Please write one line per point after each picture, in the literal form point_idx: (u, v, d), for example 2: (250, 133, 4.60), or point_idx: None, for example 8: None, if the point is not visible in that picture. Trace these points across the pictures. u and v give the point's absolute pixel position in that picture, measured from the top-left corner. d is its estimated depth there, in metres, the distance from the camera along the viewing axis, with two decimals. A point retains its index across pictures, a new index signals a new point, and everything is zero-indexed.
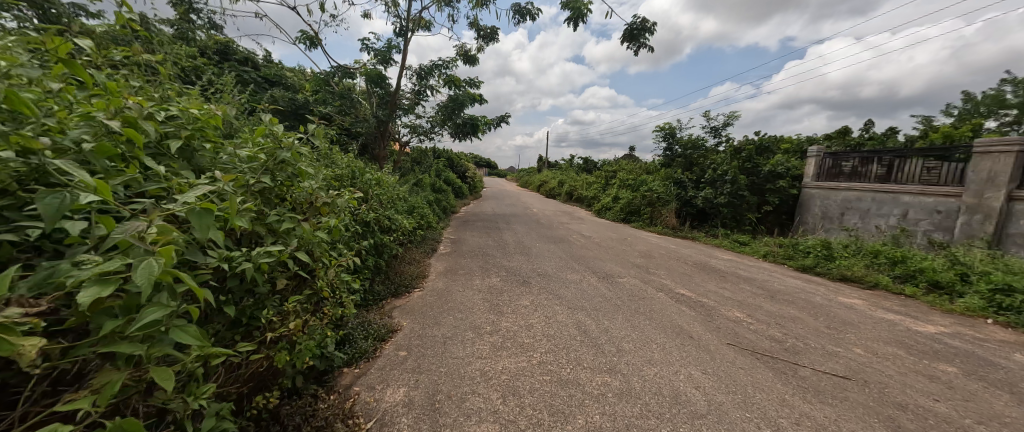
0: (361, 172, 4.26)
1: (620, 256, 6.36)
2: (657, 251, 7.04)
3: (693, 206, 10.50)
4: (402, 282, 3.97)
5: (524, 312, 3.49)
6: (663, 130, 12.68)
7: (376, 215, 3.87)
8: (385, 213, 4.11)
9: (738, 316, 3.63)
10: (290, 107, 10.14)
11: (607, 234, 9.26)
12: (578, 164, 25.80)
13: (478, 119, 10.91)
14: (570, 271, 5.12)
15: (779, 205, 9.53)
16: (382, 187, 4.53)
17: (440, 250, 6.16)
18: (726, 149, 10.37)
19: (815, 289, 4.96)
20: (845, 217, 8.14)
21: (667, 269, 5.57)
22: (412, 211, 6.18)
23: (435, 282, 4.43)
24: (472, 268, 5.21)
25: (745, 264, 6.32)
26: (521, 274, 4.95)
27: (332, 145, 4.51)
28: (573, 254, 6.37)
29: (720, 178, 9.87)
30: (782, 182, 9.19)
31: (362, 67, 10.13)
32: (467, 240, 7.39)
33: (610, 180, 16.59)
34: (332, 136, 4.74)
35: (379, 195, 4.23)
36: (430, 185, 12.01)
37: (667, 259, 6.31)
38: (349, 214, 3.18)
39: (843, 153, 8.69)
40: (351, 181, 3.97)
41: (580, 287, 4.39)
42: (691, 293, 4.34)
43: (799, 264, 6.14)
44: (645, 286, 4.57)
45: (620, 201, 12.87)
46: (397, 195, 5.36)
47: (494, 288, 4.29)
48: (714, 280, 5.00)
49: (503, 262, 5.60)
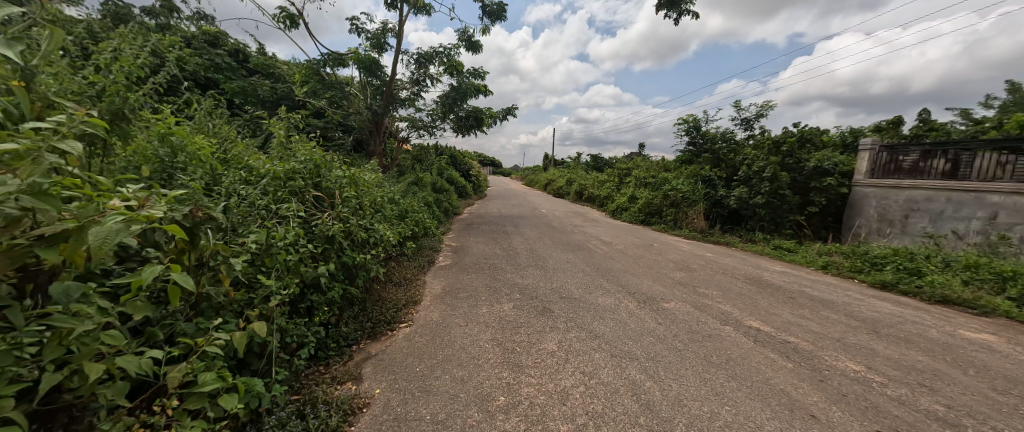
0: (330, 167, 3.23)
1: (656, 269, 5.29)
2: (694, 262, 5.97)
3: (725, 207, 9.39)
4: (383, 317, 2.94)
5: (553, 367, 2.45)
6: (686, 123, 11.58)
7: (344, 226, 2.83)
8: (361, 222, 3.09)
9: (855, 370, 2.55)
10: (276, 98, 9.20)
11: (630, 239, 8.18)
12: (587, 161, 24.70)
13: (482, 111, 9.90)
14: (600, 293, 4.07)
15: (825, 206, 8.40)
16: (359, 189, 3.50)
17: (439, 264, 5.13)
18: (761, 143, 9.26)
19: (918, 316, 3.86)
20: (910, 220, 7.01)
21: (718, 288, 4.49)
22: (404, 218, 5.15)
23: (429, 311, 3.39)
24: (477, 288, 4.20)
25: (807, 280, 5.22)
26: (539, 297, 3.91)
27: (294, 134, 3.49)
28: (598, 267, 5.32)
29: (756, 176, 8.76)
30: (828, 179, 8.07)
31: (353, 53, 9.13)
32: (471, 248, 6.35)
33: (624, 178, 15.51)
34: (298, 123, 3.71)
35: (354, 198, 3.22)
36: (431, 184, 10.99)
37: (713, 274, 5.22)
38: (288, 230, 2.19)
39: (901, 145, 7.57)
40: (314, 179, 2.97)
41: (619, 319, 3.33)
42: (767, 327, 3.26)
43: (877, 279, 5.02)
44: (701, 315, 3.51)
45: (638, 201, 11.77)
46: (383, 197, 4.34)
47: (506, 320, 3.25)
48: (785, 305, 3.93)
49: (515, 279, 4.56)
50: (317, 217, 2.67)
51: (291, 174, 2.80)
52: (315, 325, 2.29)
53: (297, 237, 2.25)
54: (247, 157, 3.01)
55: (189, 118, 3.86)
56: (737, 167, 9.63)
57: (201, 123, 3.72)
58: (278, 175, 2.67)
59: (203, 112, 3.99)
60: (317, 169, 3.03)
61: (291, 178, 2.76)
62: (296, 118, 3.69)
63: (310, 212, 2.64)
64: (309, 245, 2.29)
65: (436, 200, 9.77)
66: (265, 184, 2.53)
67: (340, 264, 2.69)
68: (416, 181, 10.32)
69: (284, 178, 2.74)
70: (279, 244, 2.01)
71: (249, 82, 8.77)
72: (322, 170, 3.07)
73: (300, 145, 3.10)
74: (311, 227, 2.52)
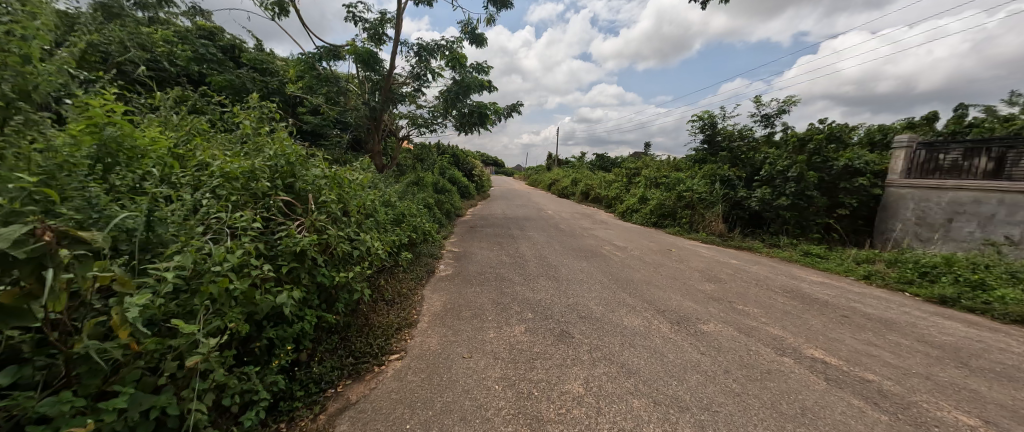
0: (306, 165, 2.67)
1: (682, 281, 4.73)
2: (722, 271, 5.40)
3: (745, 209, 8.79)
4: (369, 350, 2.40)
5: (582, 422, 1.90)
6: (701, 119, 10.97)
7: (319, 238, 2.27)
8: (343, 232, 2.53)
9: (970, 425, 1.99)
10: (265, 91, 8.91)
11: (645, 244, 7.60)
12: (592, 160, 24.10)
13: (486, 107, 9.36)
14: (625, 312, 3.50)
15: (856, 208, 7.80)
16: (345, 192, 2.94)
17: (440, 274, 4.59)
18: (784, 141, 8.67)
19: (1002, 341, 3.28)
20: (955, 224, 6.40)
21: (758, 304, 3.92)
22: (399, 223, 4.60)
23: (426, 337, 2.84)
24: (483, 304, 3.66)
25: (853, 293, 4.64)
26: (555, 317, 3.35)
27: (268, 127, 2.93)
28: (617, 278, 4.75)
29: (780, 176, 8.16)
30: (860, 179, 7.48)
31: (349, 45, 8.59)
32: (475, 255, 5.80)
33: (633, 178, 14.93)
34: (274, 115, 3.15)
35: (336, 203, 2.67)
36: (432, 184, 10.46)
37: (747, 286, 4.64)
38: (233, 249, 1.66)
39: (941, 142, 6.99)
40: (282, 181, 2.42)
41: (654, 348, 2.77)
42: (834, 358, 2.70)
43: (935, 293, 4.44)
44: (749, 340, 2.95)
45: (650, 202, 11.21)
46: (374, 200, 3.79)
47: (517, 349, 2.70)
48: (843, 327, 3.36)
49: (525, 294, 4.00)
50: (284, 228, 2.12)
51: (253, 174, 2.25)
52: (273, 372, 1.74)
53: (247, 256, 1.70)
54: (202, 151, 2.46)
55: (151, 109, 3.32)
56: (758, 166, 9.03)
57: (164, 114, 3.16)
58: (234, 174, 2.13)
59: (171, 102, 3.44)
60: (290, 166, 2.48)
61: (253, 178, 2.21)
62: (273, 108, 3.13)
63: (273, 226, 2.10)
64: (267, 266, 1.75)
65: (437, 201, 9.22)
66: (215, 189, 2.01)
67: (313, 285, 2.15)
68: (416, 181, 9.79)
69: (244, 179, 2.21)
70: (216, 269, 1.46)
71: (238, 75, 8.26)
72: (296, 168, 2.52)
73: (269, 137, 2.54)
74: (275, 244, 2.00)
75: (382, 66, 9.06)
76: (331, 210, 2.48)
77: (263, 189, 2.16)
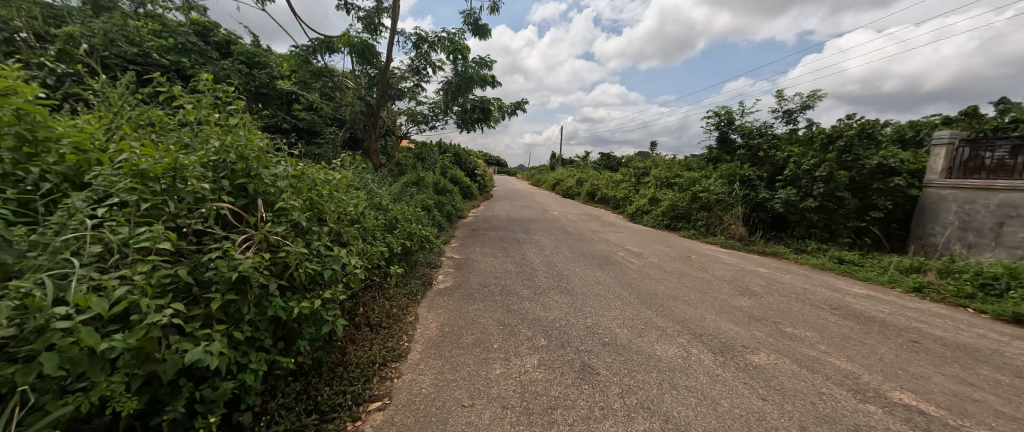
0: (268, 159, 2.09)
1: (713, 295, 4.16)
2: (753, 282, 4.85)
3: (767, 211, 8.19)
4: (339, 401, 1.85)
5: None
6: (717, 116, 10.37)
7: (272, 259, 1.72)
8: (309, 247, 1.97)
9: None
10: (255, 86, 8.40)
11: (662, 249, 7.02)
12: (597, 159, 23.44)
13: (490, 102, 8.81)
14: (655, 338, 2.94)
15: (890, 210, 7.20)
16: (320, 193, 2.37)
17: (438, 287, 4.04)
18: (809, 139, 8.09)
19: None
20: (1006, 229, 5.80)
21: (808, 326, 3.35)
22: (391, 230, 4.06)
23: (416, 375, 2.28)
24: (486, 326, 3.11)
25: (909, 309, 4.07)
26: (572, 345, 2.79)
27: (228, 112, 2.37)
28: (638, 291, 4.19)
29: (807, 176, 7.56)
30: (896, 179, 6.90)
31: (344, 36, 8.07)
32: (478, 263, 5.26)
33: (642, 178, 14.37)
34: (234, 101, 2.56)
35: (304, 210, 2.11)
36: (433, 184, 9.93)
37: (787, 301, 4.06)
38: (106, 287, 1.16)
39: (987, 139, 6.38)
40: (228, 181, 1.86)
41: (700, 390, 2.21)
42: (931, 406, 2.15)
43: (1006, 310, 3.86)
44: (817, 379, 2.39)
45: (662, 203, 10.65)
46: (360, 204, 3.24)
47: (529, 394, 2.14)
48: (921, 358, 2.80)
49: (536, 312, 3.45)
50: (219, 246, 1.58)
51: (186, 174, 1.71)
52: None
53: (139, 294, 1.20)
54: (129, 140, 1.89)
55: (97, 96, 2.80)
56: (781, 165, 8.42)
57: (109, 101, 2.64)
58: (153, 172, 1.57)
59: (122, 88, 2.92)
60: (240, 158, 1.89)
61: (183, 178, 1.65)
62: (235, 94, 2.54)
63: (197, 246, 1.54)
64: (171, 308, 1.24)
65: (437, 203, 8.68)
66: (120, 192, 1.48)
67: (260, 321, 1.62)
68: (416, 180, 9.27)
69: (171, 177, 1.63)
70: (63, 326, 1.00)
71: (224, 66, 7.73)
72: (251, 163, 1.94)
73: (215, 123, 1.96)
74: (197, 270, 1.47)
75: (379, 59, 8.54)
76: (295, 217, 1.92)
77: (193, 193, 1.62)
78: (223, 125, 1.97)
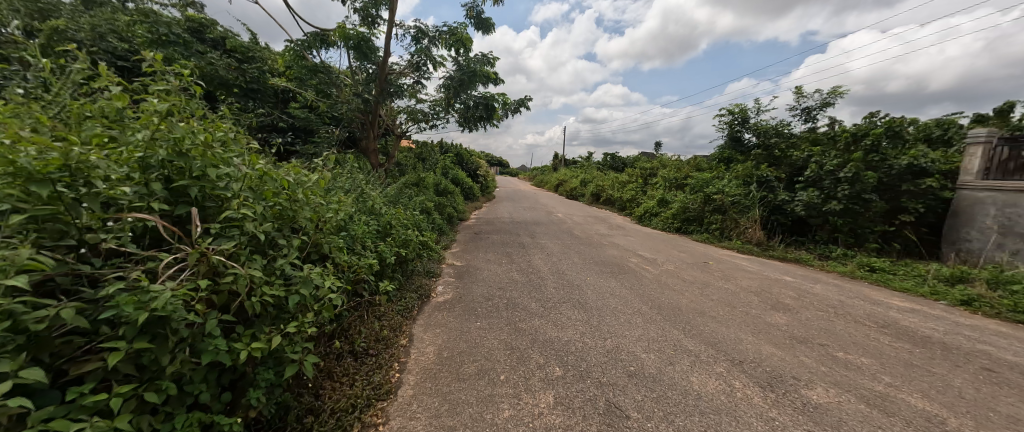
0: (221, 152, 1.65)
1: (744, 310, 3.72)
2: (782, 294, 4.42)
3: (787, 214, 7.74)
4: None
5: None
6: (730, 114, 9.93)
7: (207, 287, 1.31)
8: (267, 266, 1.55)
9: None
10: (244, 81, 8.02)
11: (675, 255, 6.59)
12: (601, 160, 23.01)
13: (493, 98, 8.41)
14: (689, 367, 2.51)
15: (921, 214, 6.74)
16: (293, 198, 1.93)
17: (437, 301, 3.63)
18: (831, 138, 7.65)
19: None
20: None
21: (861, 349, 2.92)
22: (385, 237, 3.64)
23: (405, 421, 1.86)
24: (492, 350, 2.69)
25: (965, 327, 3.62)
26: (594, 376, 2.36)
27: (177, 94, 1.92)
28: (658, 305, 3.76)
29: (830, 177, 7.12)
30: (928, 180, 6.44)
31: (340, 29, 7.70)
32: (480, 271, 4.85)
33: (649, 179, 13.95)
34: (190, 84, 2.12)
35: (265, 217, 1.68)
36: (433, 185, 9.54)
37: (828, 318, 3.63)
38: None
39: None
40: (158, 183, 1.43)
41: None
42: None
43: None
44: (895, 424, 1.97)
45: (672, 205, 10.22)
46: (345, 209, 2.83)
47: None
48: (1006, 392, 2.37)
49: (548, 332, 3.02)
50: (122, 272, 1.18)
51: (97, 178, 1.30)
52: None
53: None
54: (29, 124, 1.44)
55: (37, 82, 2.39)
56: (800, 166, 7.97)
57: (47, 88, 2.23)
58: (43, 172, 1.14)
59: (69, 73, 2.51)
60: (179, 155, 1.46)
61: (88, 180, 1.22)
62: (193, 78, 2.10)
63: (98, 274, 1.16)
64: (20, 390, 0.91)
65: (436, 205, 8.27)
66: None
67: (191, 372, 1.22)
68: (416, 181, 8.88)
69: (71, 177, 1.20)
70: None
71: (213, 60, 7.34)
72: (193, 160, 1.50)
73: (150, 107, 1.52)
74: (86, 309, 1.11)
75: (377, 53, 8.17)
76: (247, 229, 1.49)
77: (95, 202, 1.20)
78: (160, 111, 1.53)
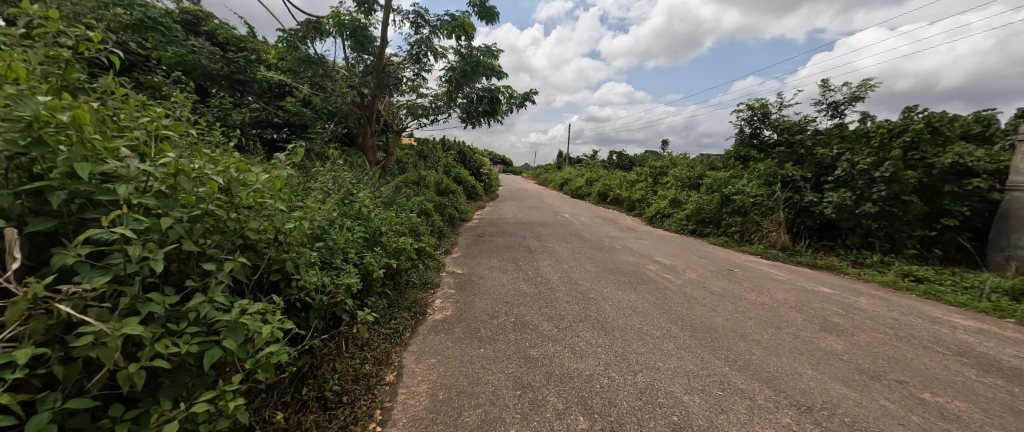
0: (109, 140, 1.19)
1: (790, 332, 3.19)
2: (827, 310, 3.88)
3: (814, 216, 7.17)
4: None
5: None
6: (750, 109, 9.34)
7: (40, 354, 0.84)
8: (163, 310, 1.07)
9: None
10: (230, 72, 7.49)
11: (695, 261, 6.05)
12: (607, 160, 22.44)
13: (497, 91, 7.88)
14: (748, 416, 1.99)
15: (966, 218, 6.14)
16: (230, 205, 1.48)
17: (433, 320, 3.12)
18: (863, 135, 7.08)
19: None
20: None
21: (950, 388, 2.39)
22: (373, 246, 3.14)
23: None
24: (499, 389, 2.18)
25: None
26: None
27: (67, 61, 1.43)
28: (690, 325, 3.24)
29: (864, 177, 6.54)
30: (975, 181, 5.85)
31: (334, 17, 7.21)
32: (483, 280, 4.36)
33: (659, 178, 13.40)
34: (100, 51, 1.63)
35: (175, 230, 1.20)
36: (434, 184, 9.05)
37: (890, 342, 3.10)
38: None
39: None
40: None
41: None
42: None
43: None
44: None
45: (686, 205, 9.67)
46: (315, 215, 2.33)
47: None
48: None
49: (565, 363, 2.51)
50: None
51: None
52: None
53: None
54: None
55: None
56: (828, 165, 7.41)
57: None
58: None
59: None
60: (35, 142, 1.02)
61: None
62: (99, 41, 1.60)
63: None
64: None
65: (436, 205, 7.76)
66: None
67: None
68: (415, 180, 8.40)
69: None
70: None
71: (197, 50, 6.85)
72: (60, 152, 1.07)
73: None
74: None
75: (373, 44, 7.68)
76: (127, 259, 1.00)
77: None
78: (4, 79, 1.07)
